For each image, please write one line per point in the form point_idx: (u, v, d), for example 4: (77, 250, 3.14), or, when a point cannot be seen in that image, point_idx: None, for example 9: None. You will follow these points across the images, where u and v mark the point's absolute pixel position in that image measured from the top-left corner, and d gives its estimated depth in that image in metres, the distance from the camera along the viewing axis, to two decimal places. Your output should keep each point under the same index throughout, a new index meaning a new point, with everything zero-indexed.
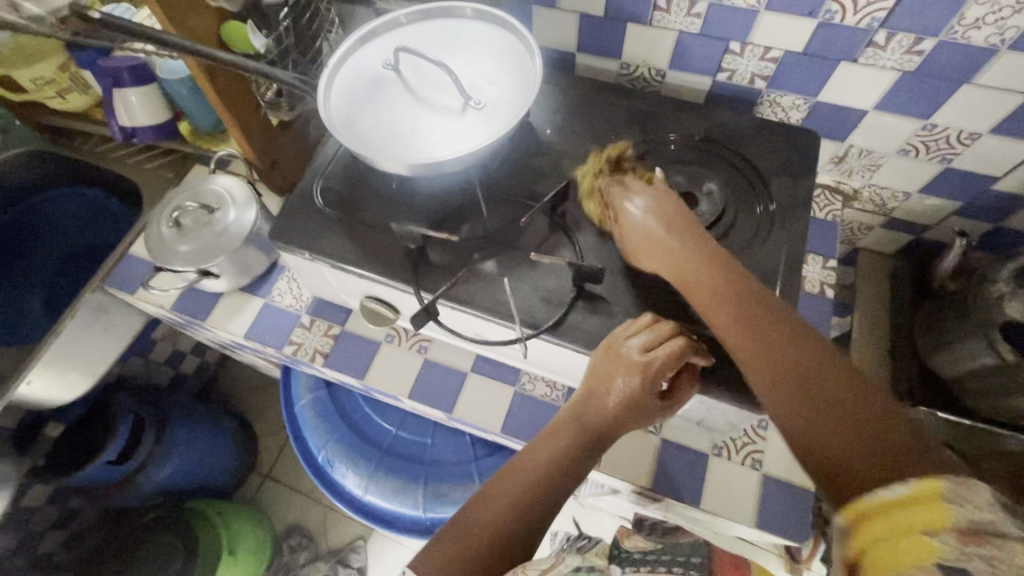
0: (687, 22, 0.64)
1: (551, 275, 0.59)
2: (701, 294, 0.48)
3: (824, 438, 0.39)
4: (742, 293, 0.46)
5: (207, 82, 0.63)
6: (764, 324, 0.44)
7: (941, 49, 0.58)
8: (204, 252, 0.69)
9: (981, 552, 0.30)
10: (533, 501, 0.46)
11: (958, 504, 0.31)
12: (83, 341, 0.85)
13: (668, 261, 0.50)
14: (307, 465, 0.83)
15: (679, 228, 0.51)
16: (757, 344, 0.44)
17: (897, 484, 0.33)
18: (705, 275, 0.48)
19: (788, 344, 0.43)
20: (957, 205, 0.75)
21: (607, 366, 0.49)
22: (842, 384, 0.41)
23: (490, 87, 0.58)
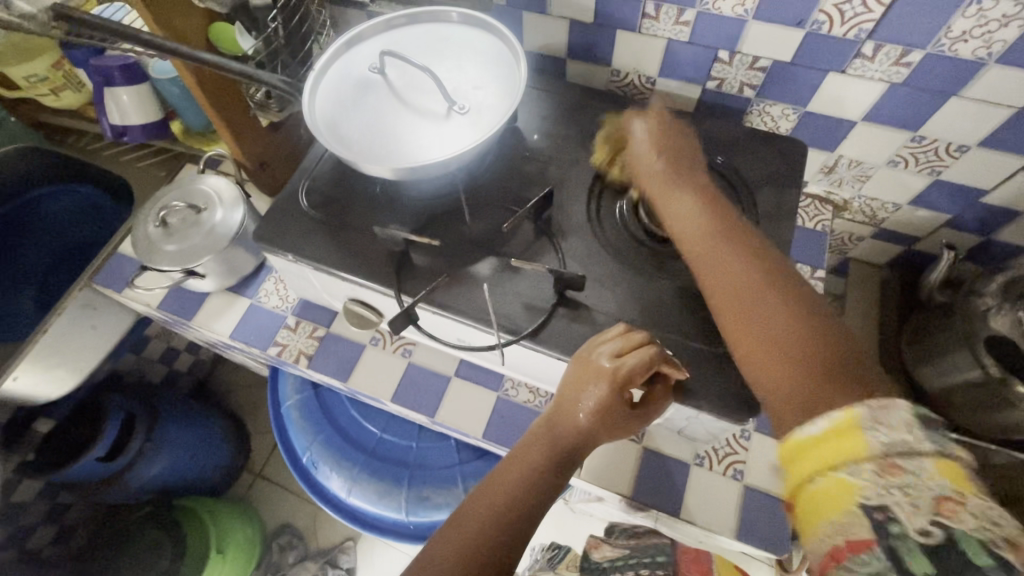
0: (676, 30, 0.64)
1: (532, 281, 0.59)
2: (676, 219, 0.54)
3: (773, 365, 0.44)
4: (723, 227, 0.52)
5: (194, 82, 0.63)
6: (744, 256, 0.49)
7: (929, 61, 0.57)
8: (190, 251, 0.69)
9: (896, 482, 0.35)
10: (512, 517, 0.45)
11: (873, 430, 0.37)
12: (70, 337, 0.85)
13: (658, 187, 0.56)
14: (291, 465, 0.83)
15: (671, 164, 0.57)
16: (721, 269, 0.49)
17: (821, 419, 0.39)
18: (689, 206, 0.54)
19: (754, 277, 0.48)
20: (948, 217, 0.74)
21: (579, 375, 0.50)
22: (794, 324, 0.45)
23: (475, 92, 0.58)
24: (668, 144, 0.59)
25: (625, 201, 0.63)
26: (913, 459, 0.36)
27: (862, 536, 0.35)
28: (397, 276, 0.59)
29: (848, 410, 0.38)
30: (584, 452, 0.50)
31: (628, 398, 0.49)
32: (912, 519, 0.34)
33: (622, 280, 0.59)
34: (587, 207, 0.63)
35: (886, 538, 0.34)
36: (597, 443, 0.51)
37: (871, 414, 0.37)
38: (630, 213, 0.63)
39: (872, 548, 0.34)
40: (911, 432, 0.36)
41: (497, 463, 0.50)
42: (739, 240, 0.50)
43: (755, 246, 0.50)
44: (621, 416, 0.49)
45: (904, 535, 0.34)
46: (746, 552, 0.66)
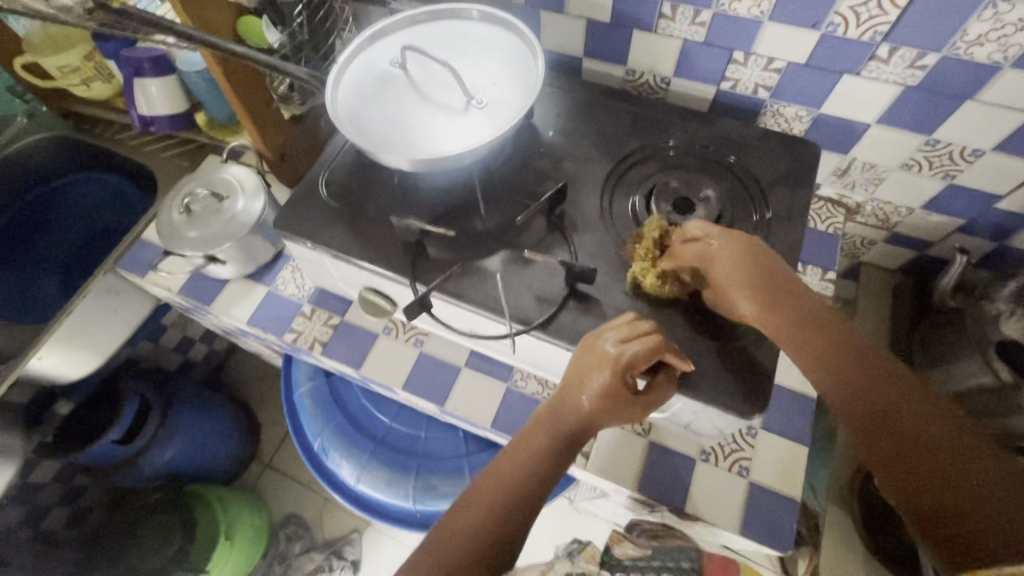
0: (692, 30, 0.65)
1: (544, 275, 0.60)
2: (776, 330, 0.50)
3: (979, 508, 0.40)
4: (852, 359, 0.48)
5: (222, 73, 0.65)
6: (887, 395, 0.46)
7: (944, 64, 0.58)
8: (211, 238, 0.71)
9: None
10: (518, 498, 0.47)
11: None
12: (93, 320, 0.88)
13: (772, 319, 0.50)
14: (303, 451, 0.85)
15: (771, 288, 0.50)
16: (884, 410, 0.45)
17: None
18: (812, 341, 0.48)
19: (907, 415, 0.45)
20: (962, 222, 0.74)
21: (583, 361, 0.51)
22: (963, 451, 0.42)
23: (493, 88, 0.60)
24: (752, 254, 0.52)
25: (636, 198, 0.64)
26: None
27: None
28: (412, 265, 0.60)
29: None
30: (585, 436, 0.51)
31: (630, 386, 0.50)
32: None
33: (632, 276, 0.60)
34: (600, 202, 0.64)
35: None
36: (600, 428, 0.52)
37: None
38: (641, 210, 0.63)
39: None
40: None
41: (503, 448, 0.51)
42: (869, 375, 0.47)
43: (885, 372, 0.47)
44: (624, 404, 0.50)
45: None
46: (749, 548, 0.66)
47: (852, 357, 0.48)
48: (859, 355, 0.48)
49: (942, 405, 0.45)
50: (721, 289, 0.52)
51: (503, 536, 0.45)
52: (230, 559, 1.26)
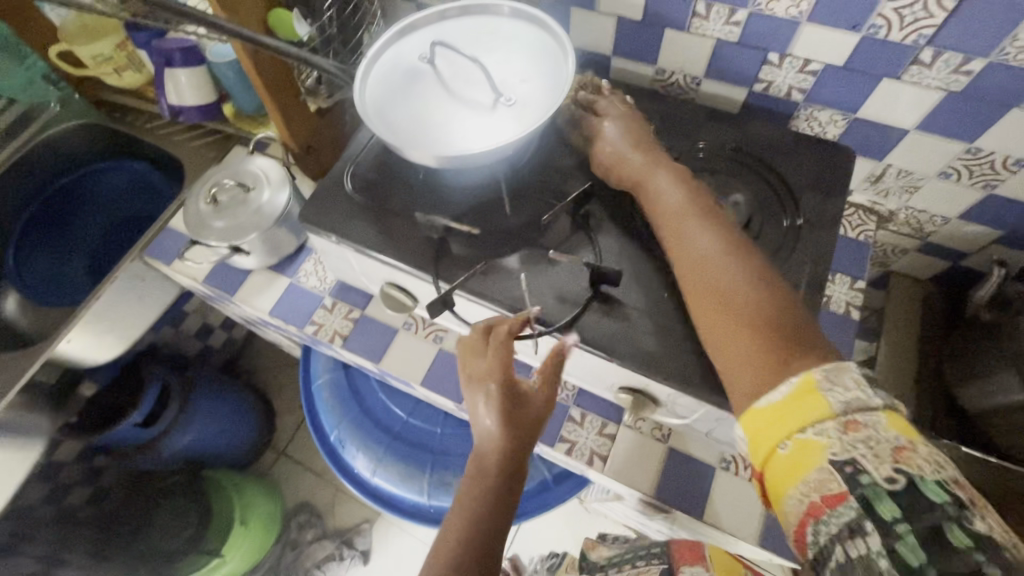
0: (726, 30, 0.64)
1: (573, 273, 0.59)
2: (642, 185, 0.58)
3: (731, 330, 0.47)
4: (686, 208, 0.54)
5: (252, 66, 0.65)
6: (706, 238, 0.52)
7: (991, 70, 0.56)
8: (237, 228, 0.72)
9: (858, 435, 0.38)
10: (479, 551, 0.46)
11: (831, 389, 0.40)
12: (119, 306, 0.89)
13: (638, 170, 0.59)
14: (320, 443, 0.86)
15: (637, 154, 0.59)
16: (695, 245, 0.52)
17: (783, 386, 0.42)
18: (667, 194, 0.56)
19: (711, 254, 0.50)
20: (1000, 233, 0.72)
21: (472, 395, 0.52)
22: (744, 291, 0.47)
23: (521, 85, 0.59)
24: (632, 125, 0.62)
25: None
26: (868, 414, 0.39)
27: (835, 490, 0.38)
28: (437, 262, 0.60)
29: (807, 375, 0.41)
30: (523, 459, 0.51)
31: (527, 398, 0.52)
32: (877, 468, 0.37)
33: (656, 280, 0.59)
34: (626, 204, 0.64)
35: (858, 487, 0.37)
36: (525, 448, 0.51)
37: (827, 376, 0.41)
38: None
39: (845, 499, 0.37)
40: (862, 388, 0.40)
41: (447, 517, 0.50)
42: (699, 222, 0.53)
43: (711, 223, 0.53)
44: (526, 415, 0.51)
45: (873, 483, 0.37)
46: (768, 559, 0.65)
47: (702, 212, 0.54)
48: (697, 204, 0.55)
49: (747, 257, 0.50)
50: (602, 151, 0.62)
51: None
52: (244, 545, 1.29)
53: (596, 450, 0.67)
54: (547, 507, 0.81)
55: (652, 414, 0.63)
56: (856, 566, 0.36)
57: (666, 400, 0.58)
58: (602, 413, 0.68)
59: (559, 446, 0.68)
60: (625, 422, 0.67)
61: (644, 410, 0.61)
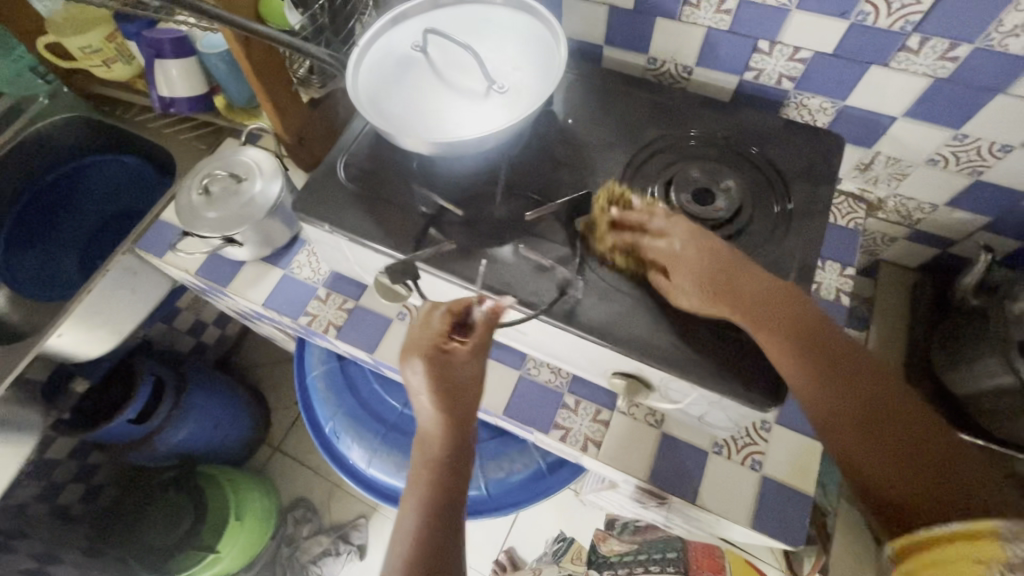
0: (717, 18, 0.64)
1: (533, 273, 0.59)
2: (753, 320, 0.50)
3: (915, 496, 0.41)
4: (811, 336, 0.49)
5: (242, 53, 0.65)
6: (845, 373, 0.47)
7: (977, 56, 0.56)
8: (229, 218, 0.72)
9: None
10: (434, 504, 0.49)
11: (1014, 541, 0.35)
12: (110, 299, 0.89)
13: (743, 302, 0.50)
14: (315, 434, 0.86)
15: (737, 278, 0.51)
16: (839, 396, 0.46)
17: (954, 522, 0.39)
18: (787, 337, 0.49)
19: (864, 410, 0.45)
20: (986, 220, 0.73)
21: (406, 364, 0.54)
22: (922, 455, 0.43)
23: (514, 72, 0.59)
24: (703, 243, 0.53)
25: (656, 187, 0.64)
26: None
27: None
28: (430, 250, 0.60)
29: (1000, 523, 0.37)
30: (465, 413, 0.53)
31: (455, 354, 0.54)
32: None
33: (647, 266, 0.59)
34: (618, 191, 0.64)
35: None
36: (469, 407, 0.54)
37: (1013, 531, 0.36)
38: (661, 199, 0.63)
39: None
40: None
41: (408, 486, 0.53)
42: (830, 353, 0.48)
43: (842, 351, 0.48)
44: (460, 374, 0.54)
45: None
46: (759, 542, 0.66)
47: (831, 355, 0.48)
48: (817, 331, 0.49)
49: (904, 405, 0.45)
50: (681, 281, 0.53)
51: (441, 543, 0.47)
52: (240, 539, 1.28)
53: (590, 436, 0.67)
54: (542, 495, 0.82)
55: (645, 399, 0.63)
56: None
57: (659, 384, 0.58)
58: (596, 399, 0.68)
59: (553, 432, 0.68)
60: (618, 408, 0.68)
61: (637, 395, 0.61)
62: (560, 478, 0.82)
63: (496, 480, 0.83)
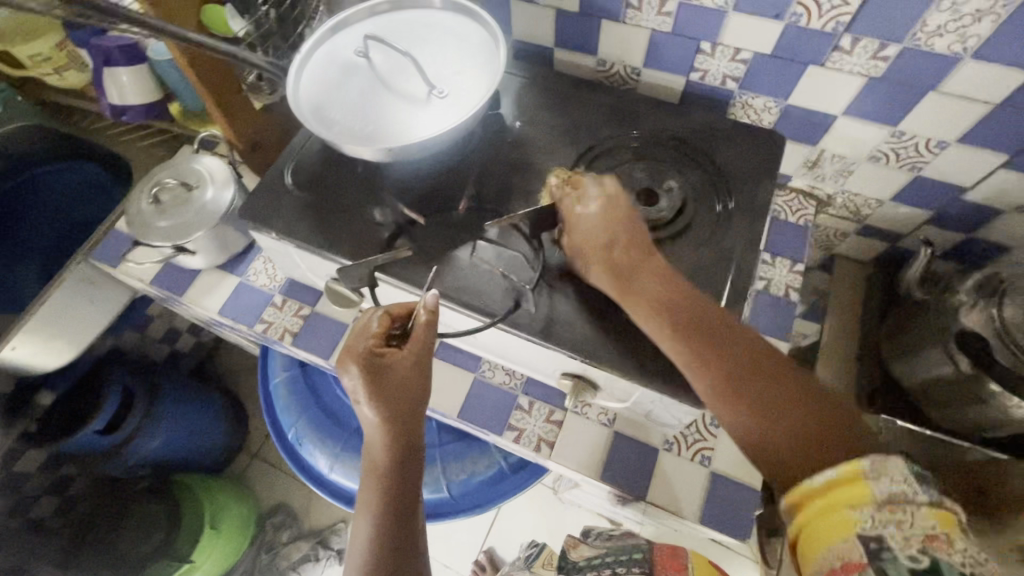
0: (659, 20, 0.65)
1: (500, 287, 0.59)
2: (647, 291, 0.51)
3: (817, 440, 0.43)
4: (700, 318, 0.50)
5: (187, 64, 0.64)
6: (710, 336, 0.49)
7: (906, 56, 0.58)
8: (180, 228, 0.72)
9: (893, 517, 0.36)
10: (387, 513, 0.51)
11: (876, 479, 0.38)
12: (68, 311, 0.88)
13: (636, 275, 0.52)
14: (278, 442, 0.86)
15: (625, 254, 0.53)
16: (699, 354, 0.48)
17: (824, 470, 0.40)
18: (669, 292, 0.51)
19: (740, 366, 0.47)
20: (930, 214, 0.74)
21: (342, 377, 0.54)
22: (782, 399, 0.45)
23: (455, 77, 0.59)
24: (619, 214, 0.54)
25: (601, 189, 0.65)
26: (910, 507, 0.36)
27: (854, 560, 0.36)
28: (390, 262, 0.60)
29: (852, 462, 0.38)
30: (411, 422, 0.53)
31: (391, 363, 0.53)
32: (902, 546, 0.36)
33: None
34: None
35: (876, 560, 0.36)
36: (413, 413, 0.53)
37: (873, 467, 0.38)
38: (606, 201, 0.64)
39: (863, 569, 0.36)
40: (909, 481, 0.37)
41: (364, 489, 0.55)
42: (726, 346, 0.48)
43: (736, 334, 0.49)
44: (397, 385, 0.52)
45: (895, 559, 0.35)
46: (712, 536, 0.67)
47: (717, 321, 0.50)
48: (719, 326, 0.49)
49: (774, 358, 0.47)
50: (587, 254, 0.54)
51: (394, 553, 0.50)
52: (216, 549, 1.29)
53: (543, 436, 0.68)
54: (505, 496, 0.82)
55: (594, 399, 0.64)
56: None
57: (605, 384, 0.59)
58: (550, 400, 0.69)
59: (507, 434, 0.69)
60: (571, 408, 0.68)
61: (584, 394, 0.62)
62: (521, 478, 0.82)
63: (459, 482, 0.83)
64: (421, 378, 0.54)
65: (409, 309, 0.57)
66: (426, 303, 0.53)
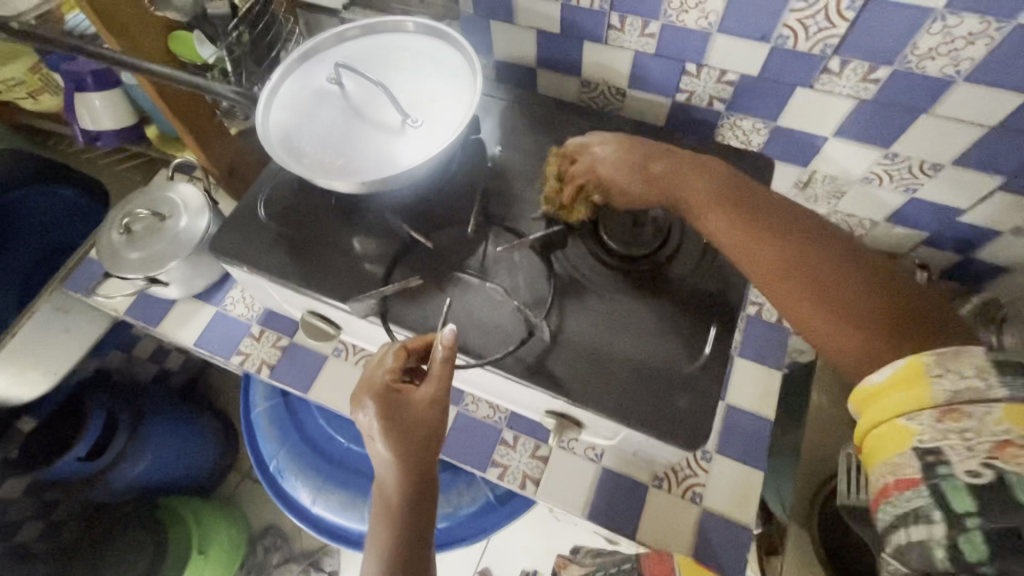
0: (642, 42, 0.63)
1: (510, 313, 0.57)
2: (659, 184, 0.55)
3: (851, 331, 0.44)
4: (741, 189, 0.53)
5: (155, 94, 0.62)
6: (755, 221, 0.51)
7: (897, 78, 0.56)
8: (153, 258, 0.69)
9: (955, 425, 0.34)
10: (395, 565, 0.48)
11: (939, 375, 0.35)
12: (42, 341, 0.86)
13: (647, 158, 0.56)
14: (258, 473, 0.83)
15: (651, 148, 0.57)
16: (763, 238, 0.50)
17: (883, 368, 0.38)
18: (703, 187, 0.53)
19: (795, 255, 0.48)
20: (925, 234, 0.72)
21: (356, 413, 0.51)
22: (855, 294, 0.45)
23: (430, 104, 0.57)
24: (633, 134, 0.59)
25: (584, 215, 0.63)
26: (980, 405, 0.34)
27: (909, 475, 0.35)
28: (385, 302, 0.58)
29: (912, 357, 0.37)
30: (425, 466, 0.49)
31: (405, 402, 0.49)
32: (963, 462, 0.33)
33: (575, 300, 0.58)
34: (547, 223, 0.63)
35: (935, 478, 0.34)
36: (428, 454, 0.49)
37: (936, 358, 0.36)
38: (590, 227, 0.62)
39: (916, 486, 0.35)
40: (980, 374, 0.34)
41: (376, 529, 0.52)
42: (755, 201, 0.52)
43: (787, 218, 0.51)
44: (410, 426, 0.48)
45: (952, 475, 0.34)
46: None
47: (752, 195, 0.53)
48: (735, 181, 0.54)
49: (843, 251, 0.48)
50: (604, 154, 0.58)
51: None
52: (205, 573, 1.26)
53: (528, 473, 0.66)
54: (492, 528, 0.80)
55: (580, 435, 0.62)
56: (912, 552, 0.35)
57: (589, 422, 0.57)
58: (535, 434, 0.67)
59: (491, 470, 0.67)
60: (556, 443, 0.66)
61: (569, 431, 0.60)
62: (510, 510, 0.80)
63: (445, 515, 0.81)
64: (437, 418, 0.50)
65: (426, 343, 0.52)
66: (442, 339, 0.48)
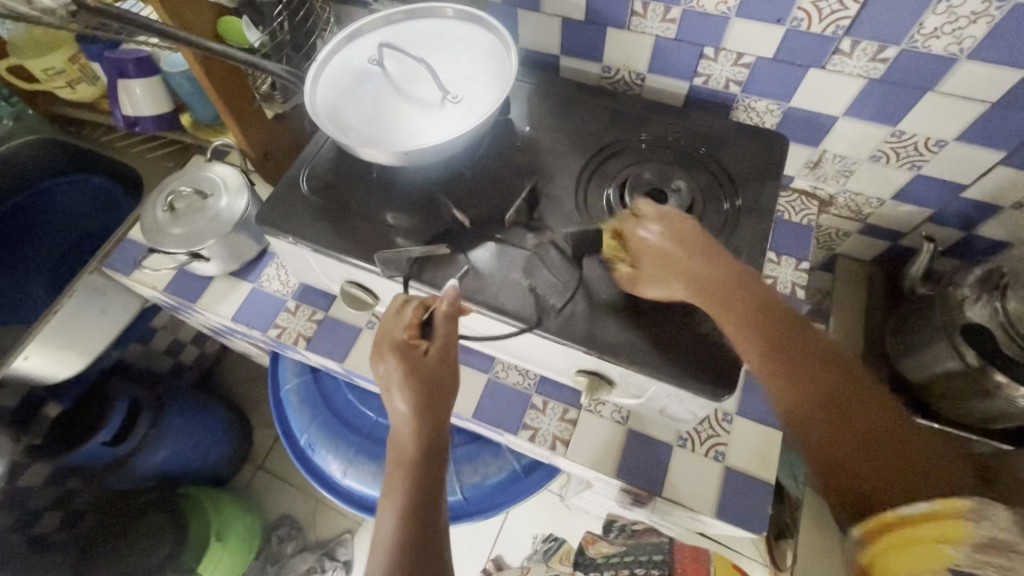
0: (663, 27, 0.67)
1: (544, 277, 0.60)
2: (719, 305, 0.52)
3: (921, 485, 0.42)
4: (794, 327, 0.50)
5: (203, 72, 0.66)
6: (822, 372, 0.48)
7: (905, 57, 0.60)
8: (196, 235, 0.72)
9: (998, 562, 0.36)
10: (413, 506, 0.49)
11: (973, 517, 0.37)
12: (79, 320, 0.88)
13: (708, 275, 0.53)
14: (289, 448, 0.86)
15: (701, 245, 0.54)
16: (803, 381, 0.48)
17: (921, 502, 0.39)
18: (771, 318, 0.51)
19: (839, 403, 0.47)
20: (930, 211, 0.76)
21: (375, 362, 0.55)
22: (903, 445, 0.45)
23: (469, 83, 0.61)
24: (686, 237, 0.55)
25: (611, 189, 0.66)
26: (1006, 541, 0.36)
27: None
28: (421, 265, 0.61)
29: (948, 499, 0.38)
30: (442, 407, 0.53)
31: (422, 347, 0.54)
32: None
33: (606, 266, 0.61)
34: (576, 196, 0.66)
35: None
36: (443, 396, 0.54)
37: (974, 507, 0.38)
38: (617, 200, 0.66)
39: None
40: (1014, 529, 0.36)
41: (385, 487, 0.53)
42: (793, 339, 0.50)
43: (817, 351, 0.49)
44: (427, 368, 0.53)
45: None
46: (731, 533, 0.67)
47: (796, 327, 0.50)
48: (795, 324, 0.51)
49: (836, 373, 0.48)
50: (650, 269, 0.55)
51: (421, 545, 0.48)
52: (220, 563, 1.26)
53: (558, 435, 0.69)
54: (518, 497, 0.83)
55: (609, 396, 0.65)
56: None
57: (620, 379, 0.60)
58: (563, 398, 0.70)
59: (522, 433, 0.69)
60: (584, 406, 0.69)
61: (600, 391, 0.63)
62: (535, 479, 0.83)
63: (472, 484, 0.84)
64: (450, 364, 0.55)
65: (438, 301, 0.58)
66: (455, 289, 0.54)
